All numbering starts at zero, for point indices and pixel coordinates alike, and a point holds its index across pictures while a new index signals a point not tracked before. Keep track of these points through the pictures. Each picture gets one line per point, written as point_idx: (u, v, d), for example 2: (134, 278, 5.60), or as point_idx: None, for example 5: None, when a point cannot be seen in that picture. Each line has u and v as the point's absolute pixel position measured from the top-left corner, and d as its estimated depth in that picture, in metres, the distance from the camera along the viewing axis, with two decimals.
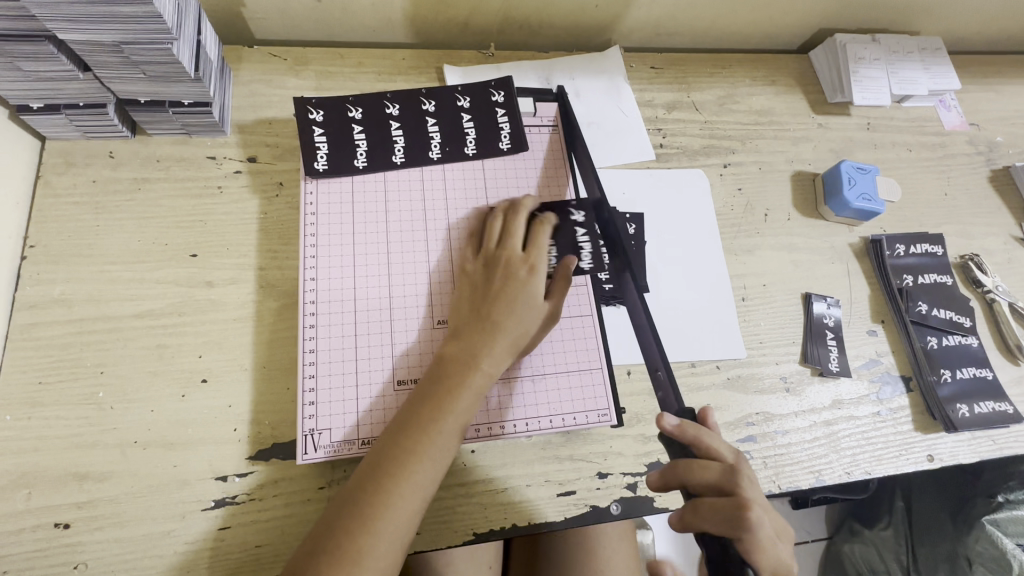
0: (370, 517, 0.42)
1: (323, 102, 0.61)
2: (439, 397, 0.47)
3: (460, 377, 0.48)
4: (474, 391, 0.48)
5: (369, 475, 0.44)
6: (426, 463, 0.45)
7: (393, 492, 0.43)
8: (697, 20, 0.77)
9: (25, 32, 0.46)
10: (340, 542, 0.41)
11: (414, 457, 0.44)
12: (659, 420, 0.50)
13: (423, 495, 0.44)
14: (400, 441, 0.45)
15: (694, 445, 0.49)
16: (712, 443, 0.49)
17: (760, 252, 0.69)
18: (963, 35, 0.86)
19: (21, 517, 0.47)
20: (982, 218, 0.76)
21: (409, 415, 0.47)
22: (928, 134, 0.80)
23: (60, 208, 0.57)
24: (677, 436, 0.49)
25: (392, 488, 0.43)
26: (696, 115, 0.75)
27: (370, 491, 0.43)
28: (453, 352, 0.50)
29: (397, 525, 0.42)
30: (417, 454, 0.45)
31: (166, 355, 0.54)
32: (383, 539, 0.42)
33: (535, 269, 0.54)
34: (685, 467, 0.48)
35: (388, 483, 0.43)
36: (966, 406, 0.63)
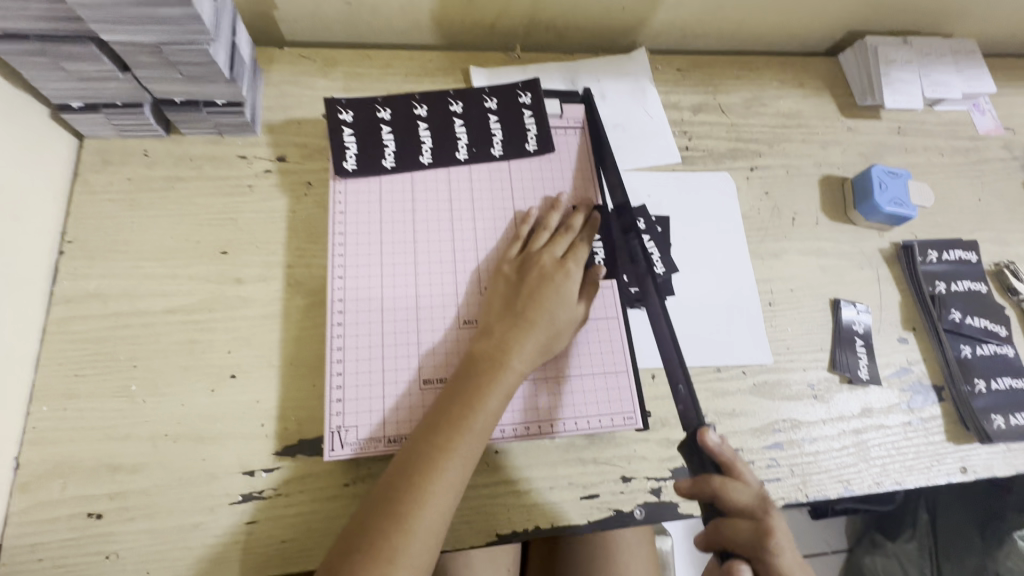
0: (403, 514, 0.42)
1: (353, 103, 0.62)
2: (467, 395, 0.47)
3: (491, 375, 0.49)
4: (504, 390, 0.49)
5: (400, 473, 0.44)
6: (456, 460, 0.45)
7: (425, 491, 0.43)
8: (724, 22, 0.77)
9: (70, 33, 0.47)
10: (374, 541, 0.41)
11: (444, 454, 0.45)
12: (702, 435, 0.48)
13: (455, 493, 0.44)
14: (429, 439, 0.45)
15: (729, 466, 0.49)
16: (746, 469, 0.49)
17: (787, 256, 0.68)
18: (998, 37, 0.84)
19: (56, 506, 0.48)
20: (1017, 225, 0.74)
21: (437, 413, 0.47)
22: (961, 138, 0.78)
23: (97, 205, 0.59)
24: (716, 453, 0.49)
25: (424, 487, 0.43)
26: (723, 118, 0.75)
27: (401, 490, 0.43)
28: (483, 349, 0.50)
29: (429, 523, 0.42)
30: (447, 451, 0.45)
31: (197, 350, 0.55)
32: (415, 539, 0.42)
33: (567, 274, 0.55)
34: (718, 487, 0.48)
35: (420, 482, 0.43)
36: (1002, 417, 0.61)
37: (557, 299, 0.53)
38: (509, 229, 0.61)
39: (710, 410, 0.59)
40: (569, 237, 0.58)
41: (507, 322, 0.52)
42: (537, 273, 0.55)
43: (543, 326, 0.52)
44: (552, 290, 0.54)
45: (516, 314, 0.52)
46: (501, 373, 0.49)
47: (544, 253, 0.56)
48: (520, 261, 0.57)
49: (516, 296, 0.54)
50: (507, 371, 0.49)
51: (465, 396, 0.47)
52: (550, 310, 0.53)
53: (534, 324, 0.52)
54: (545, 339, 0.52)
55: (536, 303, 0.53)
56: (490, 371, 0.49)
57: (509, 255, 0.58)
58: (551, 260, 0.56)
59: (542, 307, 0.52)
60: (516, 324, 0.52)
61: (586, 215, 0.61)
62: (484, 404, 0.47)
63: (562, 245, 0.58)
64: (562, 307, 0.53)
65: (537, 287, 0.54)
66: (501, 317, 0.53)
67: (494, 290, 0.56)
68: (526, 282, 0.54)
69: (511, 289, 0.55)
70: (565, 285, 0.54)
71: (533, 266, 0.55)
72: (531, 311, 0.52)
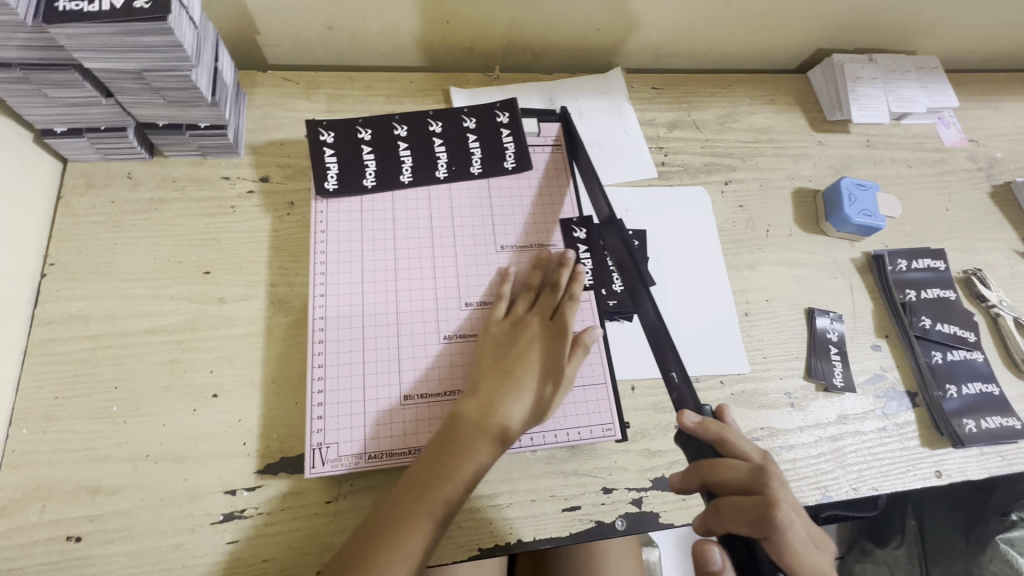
0: (369, 569, 0.43)
1: (334, 125, 0.63)
2: (454, 459, 0.48)
3: (470, 442, 0.49)
4: (483, 458, 0.49)
5: (371, 527, 0.45)
6: (428, 521, 0.45)
7: (393, 546, 0.44)
8: (696, 42, 0.79)
9: (52, 61, 0.48)
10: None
11: (415, 515, 0.45)
12: (680, 418, 0.47)
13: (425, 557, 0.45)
14: (409, 502, 0.46)
15: (720, 443, 0.46)
16: (738, 441, 0.46)
17: (762, 268, 0.70)
18: (960, 54, 0.88)
19: (35, 530, 0.48)
20: (984, 233, 0.76)
21: (421, 475, 0.47)
22: (927, 150, 0.81)
23: (79, 227, 0.59)
24: (700, 432, 0.47)
25: (393, 541, 0.44)
26: (697, 134, 0.77)
27: (374, 553, 0.43)
28: (472, 411, 0.50)
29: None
30: (424, 516, 0.45)
31: (179, 370, 0.55)
32: None
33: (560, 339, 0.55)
34: (711, 471, 0.45)
35: (388, 538, 0.44)
36: (973, 421, 0.63)
37: (535, 368, 0.54)
38: (495, 276, 0.61)
39: None
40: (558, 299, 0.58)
41: (496, 383, 0.52)
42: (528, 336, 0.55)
43: (526, 389, 0.52)
44: (532, 358, 0.54)
45: (503, 376, 0.53)
46: (485, 433, 0.49)
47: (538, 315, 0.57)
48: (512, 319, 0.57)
49: (505, 357, 0.54)
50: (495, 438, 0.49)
51: (451, 462, 0.48)
52: (530, 377, 0.53)
53: (512, 386, 0.52)
54: (528, 398, 0.52)
55: (520, 365, 0.53)
56: (472, 433, 0.49)
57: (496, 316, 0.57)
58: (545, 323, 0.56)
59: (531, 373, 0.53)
60: (500, 386, 0.52)
61: (575, 272, 0.59)
62: (467, 467, 0.48)
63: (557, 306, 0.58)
64: (551, 374, 0.54)
65: (528, 350, 0.54)
66: (491, 377, 0.53)
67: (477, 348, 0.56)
68: (517, 342, 0.55)
69: (502, 347, 0.55)
70: (557, 355, 0.55)
71: (526, 327, 0.56)
72: (520, 375, 0.53)
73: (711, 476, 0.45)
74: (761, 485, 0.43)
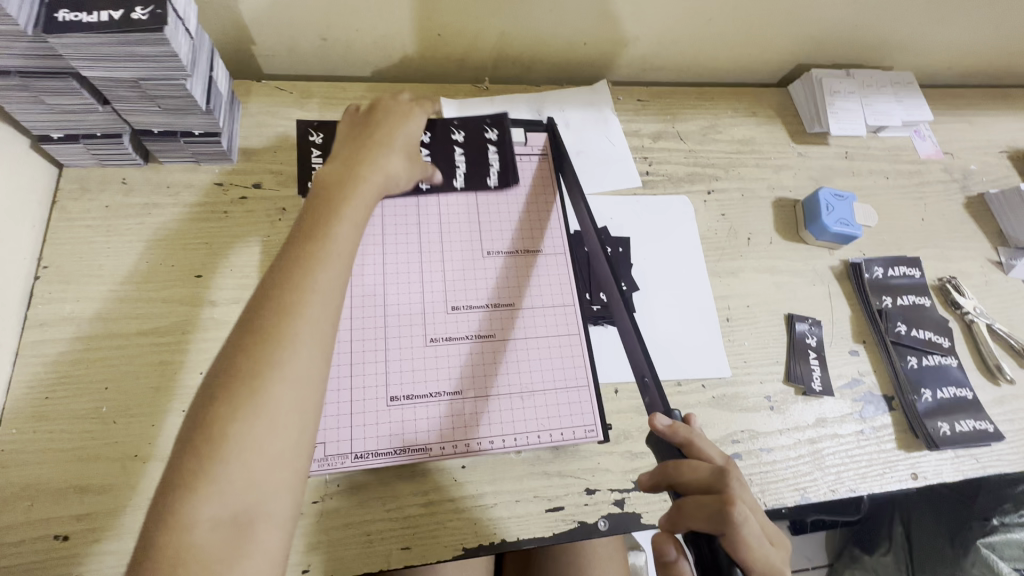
0: (214, 434, 0.35)
1: (322, 126, 0.69)
2: (263, 308, 0.39)
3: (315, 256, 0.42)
4: (335, 262, 0.42)
5: (214, 385, 0.37)
6: (287, 384, 0.37)
7: (243, 413, 0.36)
8: (680, 56, 0.82)
9: (50, 69, 0.50)
10: (191, 464, 0.35)
11: (269, 349, 0.38)
12: (651, 420, 0.48)
13: (276, 432, 0.36)
14: (226, 372, 0.37)
15: (687, 446, 0.47)
16: (705, 445, 0.47)
17: (743, 274, 0.72)
18: (935, 69, 0.91)
19: (22, 528, 0.49)
20: (959, 243, 0.79)
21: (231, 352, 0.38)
22: (904, 162, 0.84)
23: (74, 231, 0.61)
24: (668, 436, 0.47)
25: (245, 403, 0.36)
26: (681, 144, 0.79)
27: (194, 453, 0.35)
28: (295, 241, 0.42)
29: (249, 446, 0.35)
30: (256, 375, 0.37)
31: (169, 371, 0.56)
32: (219, 494, 0.34)
33: (360, 161, 0.49)
34: (675, 472, 0.46)
35: (237, 385, 0.37)
36: (948, 424, 0.64)
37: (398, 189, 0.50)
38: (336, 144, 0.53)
39: None
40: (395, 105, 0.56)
41: (307, 220, 0.44)
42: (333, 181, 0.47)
43: (386, 157, 0.51)
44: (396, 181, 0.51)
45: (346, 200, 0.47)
46: (369, 169, 0.48)
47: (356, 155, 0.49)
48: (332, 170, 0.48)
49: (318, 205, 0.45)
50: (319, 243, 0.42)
51: (269, 298, 0.39)
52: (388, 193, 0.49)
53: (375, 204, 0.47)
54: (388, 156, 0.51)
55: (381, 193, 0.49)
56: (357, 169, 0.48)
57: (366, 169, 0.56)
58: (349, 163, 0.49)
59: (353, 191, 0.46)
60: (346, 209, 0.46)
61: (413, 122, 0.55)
62: (332, 241, 0.43)
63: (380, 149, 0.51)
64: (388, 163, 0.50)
65: (336, 189, 0.46)
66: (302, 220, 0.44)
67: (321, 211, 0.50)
68: (320, 193, 0.46)
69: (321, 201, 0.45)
70: (406, 119, 0.55)
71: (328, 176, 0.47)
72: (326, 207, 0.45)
73: (675, 478, 0.45)
74: (723, 485, 0.43)
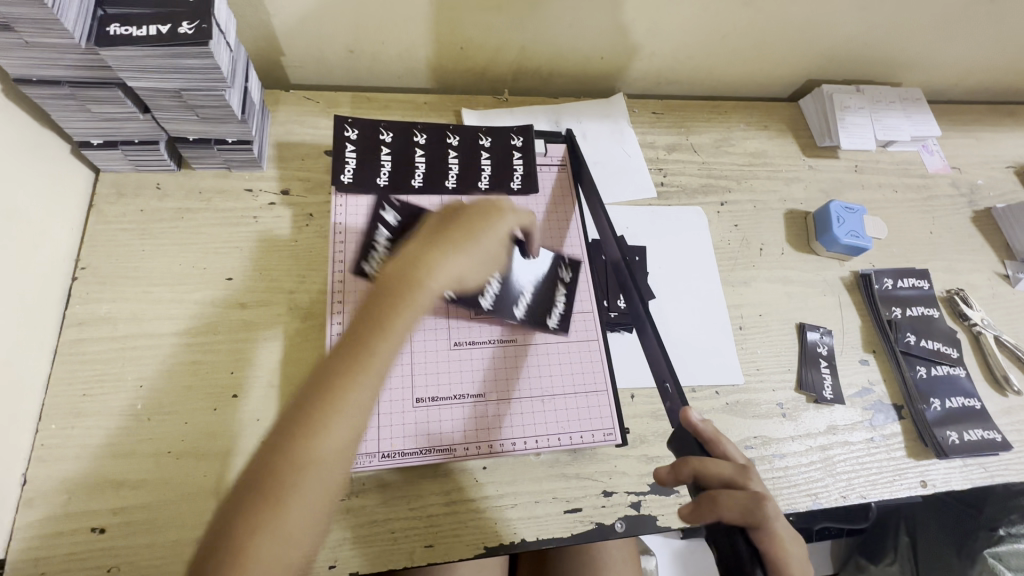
0: (282, 481, 0.39)
1: (357, 122, 0.67)
2: (360, 351, 0.44)
3: (386, 326, 0.45)
4: (412, 323, 0.46)
5: (283, 428, 0.40)
6: (349, 444, 0.41)
7: (315, 461, 0.40)
8: (695, 70, 0.84)
9: (98, 79, 0.52)
10: (255, 505, 0.38)
11: (331, 409, 0.41)
12: (687, 414, 0.51)
13: (344, 463, 0.41)
14: (316, 403, 0.41)
15: (713, 443, 0.50)
16: (727, 442, 0.51)
17: (756, 284, 0.73)
18: (943, 86, 0.93)
19: (61, 521, 0.50)
20: (966, 256, 0.80)
21: (324, 380, 0.42)
22: (912, 176, 0.86)
23: (110, 234, 0.63)
24: (699, 430, 0.50)
25: (326, 443, 0.40)
26: (695, 156, 0.81)
27: (280, 465, 0.39)
28: (387, 302, 0.46)
29: (310, 492, 0.39)
30: (340, 415, 0.41)
31: (201, 371, 0.58)
32: (295, 508, 0.38)
33: (475, 234, 0.53)
34: (702, 466, 0.49)
35: (323, 423, 0.41)
36: (956, 433, 0.66)
37: (467, 254, 0.51)
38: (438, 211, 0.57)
39: None
40: (476, 219, 0.54)
41: (404, 276, 0.48)
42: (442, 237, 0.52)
43: (445, 280, 0.49)
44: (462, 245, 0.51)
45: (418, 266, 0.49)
46: (416, 287, 0.48)
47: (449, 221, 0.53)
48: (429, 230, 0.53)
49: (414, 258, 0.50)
50: (410, 314, 0.46)
51: (361, 348, 0.44)
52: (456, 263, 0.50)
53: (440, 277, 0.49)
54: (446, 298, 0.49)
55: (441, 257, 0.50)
56: (434, 257, 0.50)
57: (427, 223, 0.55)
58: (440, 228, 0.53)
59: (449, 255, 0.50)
60: (415, 274, 0.48)
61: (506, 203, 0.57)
62: (417, 309, 0.47)
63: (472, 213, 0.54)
64: (471, 261, 0.51)
65: (427, 249, 0.51)
66: (401, 271, 0.49)
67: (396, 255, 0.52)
68: (424, 246, 0.51)
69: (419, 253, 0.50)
70: (472, 244, 0.52)
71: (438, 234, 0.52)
72: (420, 268, 0.49)
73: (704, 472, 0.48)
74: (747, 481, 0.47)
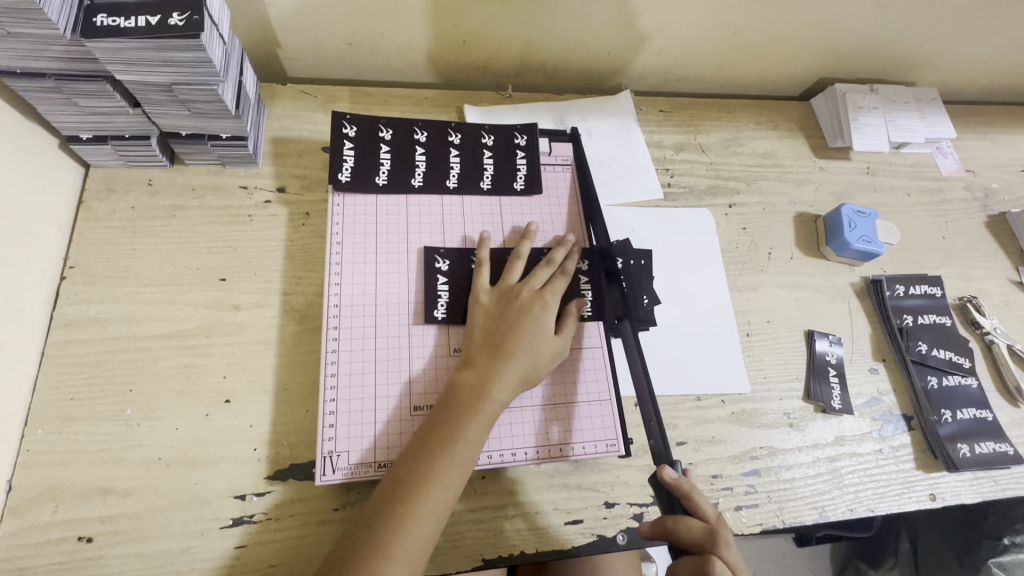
0: (386, 542, 0.43)
1: (356, 119, 0.65)
2: (450, 424, 0.49)
3: (472, 406, 0.50)
4: (496, 396, 0.51)
5: (384, 501, 0.46)
6: (433, 514, 0.46)
7: (407, 527, 0.44)
8: (704, 67, 0.82)
9: (85, 72, 0.50)
10: (356, 568, 0.42)
11: (427, 483, 0.46)
12: (659, 471, 0.52)
13: (435, 522, 0.46)
14: (411, 468, 0.47)
15: (687, 501, 0.51)
16: (704, 501, 0.51)
17: (763, 289, 0.71)
18: (958, 86, 0.90)
19: (46, 529, 0.49)
20: (979, 262, 0.78)
21: (417, 446, 0.49)
22: (926, 179, 0.83)
23: (99, 231, 0.61)
24: (674, 489, 0.51)
25: (418, 506, 0.45)
26: (702, 156, 0.79)
27: (378, 527, 0.44)
28: (465, 379, 0.52)
29: (410, 552, 0.44)
30: (429, 482, 0.46)
31: (193, 375, 0.56)
32: (394, 565, 0.43)
33: (549, 303, 0.57)
34: (672, 526, 0.50)
35: (418, 487, 0.46)
36: (967, 445, 0.64)
37: (537, 330, 0.55)
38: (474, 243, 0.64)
39: (690, 436, 0.61)
40: (535, 294, 0.58)
41: (488, 352, 0.54)
42: (517, 306, 0.57)
43: (522, 358, 0.54)
44: (531, 322, 0.56)
45: (495, 346, 0.54)
46: (482, 399, 0.51)
47: (523, 287, 0.58)
48: (497, 295, 0.58)
49: (497, 327, 0.55)
50: (487, 403, 0.51)
51: (450, 421, 0.49)
52: (530, 341, 0.54)
53: (515, 355, 0.53)
54: (524, 370, 0.53)
55: (514, 335, 0.54)
56: (511, 341, 0.54)
57: (481, 284, 0.59)
58: (531, 293, 0.58)
59: (522, 338, 0.54)
60: (494, 355, 0.53)
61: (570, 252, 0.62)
62: (494, 381, 0.52)
63: (542, 278, 0.59)
64: (542, 336, 0.55)
65: (518, 317, 0.56)
66: (482, 348, 0.54)
67: (469, 328, 0.57)
68: (509, 314, 0.56)
69: (494, 321, 0.56)
70: (542, 317, 0.56)
71: (515, 300, 0.57)
72: (513, 341, 0.54)
73: (672, 533, 0.50)
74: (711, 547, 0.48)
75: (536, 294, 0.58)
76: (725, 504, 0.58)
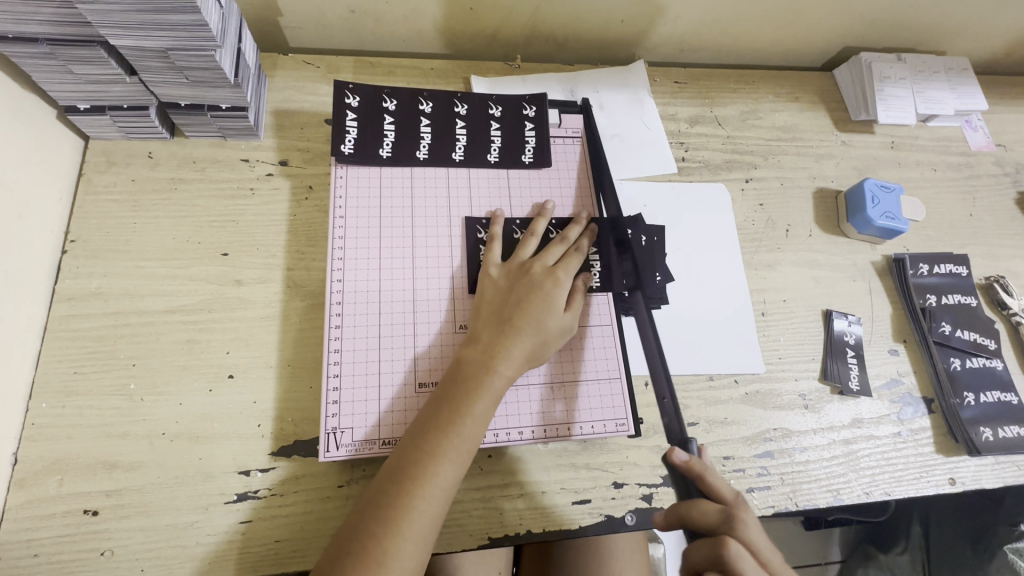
0: (396, 520, 0.43)
1: (360, 89, 0.63)
2: (458, 401, 0.48)
3: (479, 382, 0.49)
4: (504, 372, 0.50)
5: (391, 477, 0.45)
6: (442, 491, 0.45)
7: (416, 504, 0.43)
8: (721, 36, 0.78)
9: (79, 37, 0.48)
10: (366, 545, 0.41)
11: (435, 460, 0.45)
12: (669, 452, 0.50)
13: (445, 498, 0.45)
14: (419, 445, 0.46)
15: (701, 481, 0.49)
16: (717, 478, 0.50)
17: (780, 267, 0.69)
18: (992, 56, 0.86)
19: (53, 502, 0.49)
20: (1008, 240, 0.75)
21: (424, 422, 0.48)
22: (954, 153, 0.80)
23: (100, 205, 0.60)
24: (686, 469, 0.50)
25: (426, 484, 0.44)
26: (719, 130, 0.76)
27: (387, 505, 0.43)
28: (472, 355, 0.51)
29: (420, 529, 0.43)
30: (435, 458, 0.45)
31: (196, 350, 0.55)
32: (405, 542, 0.42)
33: (559, 280, 0.56)
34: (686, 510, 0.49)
35: (425, 463, 0.45)
36: (990, 430, 0.62)
37: (547, 305, 0.54)
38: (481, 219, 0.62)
39: (701, 417, 0.60)
40: (546, 269, 0.56)
41: (495, 328, 0.52)
42: (526, 282, 0.55)
43: (530, 333, 0.52)
44: (541, 298, 0.54)
45: (504, 322, 0.52)
46: (490, 375, 0.50)
47: (532, 263, 0.57)
48: (506, 270, 0.57)
49: (505, 304, 0.54)
50: (494, 378, 0.49)
51: (457, 398, 0.48)
52: (539, 317, 0.53)
53: (523, 331, 0.52)
54: (533, 346, 0.52)
55: (523, 311, 0.53)
56: (520, 317, 0.53)
57: (490, 260, 0.58)
58: (541, 269, 0.56)
59: (530, 314, 0.53)
60: (503, 331, 0.52)
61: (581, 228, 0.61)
62: (502, 357, 0.50)
63: (552, 254, 0.58)
64: (551, 312, 0.54)
65: (526, 293, 0.54)
66: (489, 323, 0.53)
67: (476, 303, 0.56)
68: (517, 290, 0.55)
69: (502, 296, 0.55)
70: (552, 292, 0.54)
71: (525, 275, 0.56)
72: (521, 317, 0.53)
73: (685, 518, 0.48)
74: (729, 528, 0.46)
75: (548, 271, 0.56)
76: (737, 486, 0.57)
